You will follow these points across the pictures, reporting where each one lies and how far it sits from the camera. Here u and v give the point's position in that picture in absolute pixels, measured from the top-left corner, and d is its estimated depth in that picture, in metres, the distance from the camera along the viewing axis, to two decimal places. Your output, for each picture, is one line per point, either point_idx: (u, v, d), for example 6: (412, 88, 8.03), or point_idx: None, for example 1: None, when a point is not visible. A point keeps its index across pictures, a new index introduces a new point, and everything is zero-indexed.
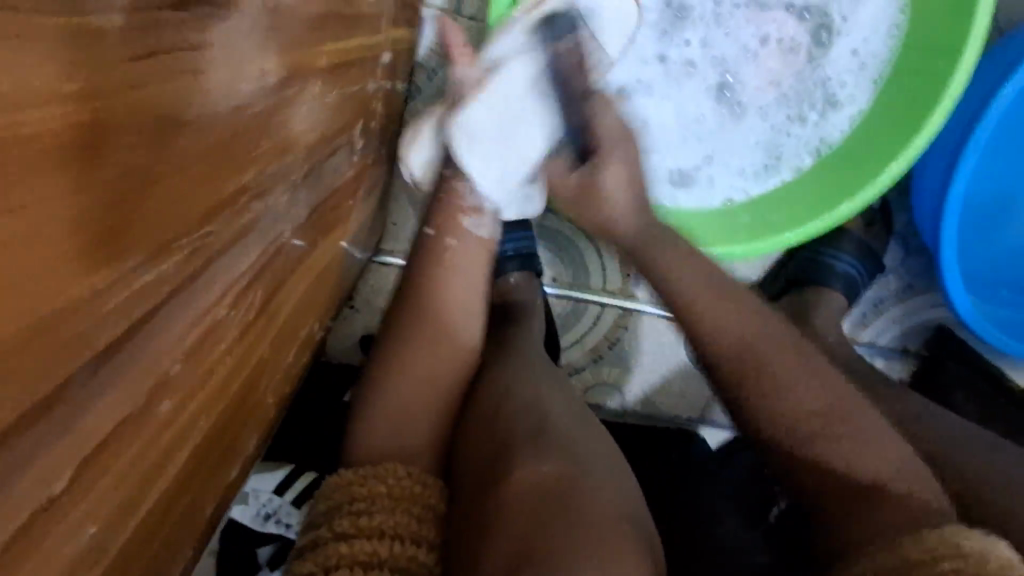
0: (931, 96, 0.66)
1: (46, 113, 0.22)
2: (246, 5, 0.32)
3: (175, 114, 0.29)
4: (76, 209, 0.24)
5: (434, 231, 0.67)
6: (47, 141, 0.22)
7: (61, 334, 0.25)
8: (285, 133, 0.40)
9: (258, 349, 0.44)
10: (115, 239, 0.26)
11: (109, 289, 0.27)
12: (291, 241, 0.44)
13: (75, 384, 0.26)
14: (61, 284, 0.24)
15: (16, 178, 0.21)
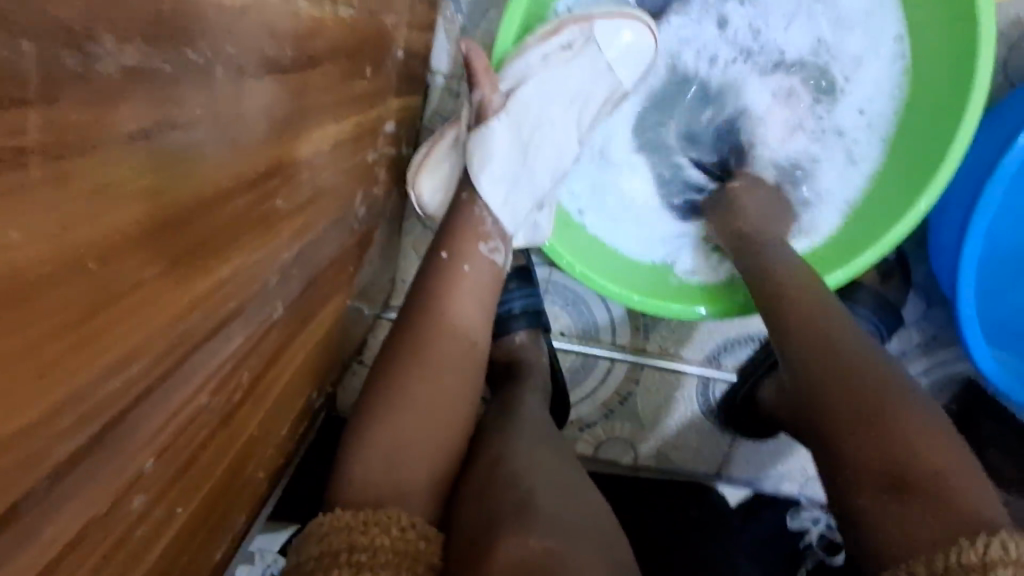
0: (933, 167, 0.68)
1: (33, 237, 0.21)
2: (267, 107, 0.34)
3: (180, 211, 0.28)
4: (55, 320, 0.23)
5: (448, 254, 0.63)
6: (29, 258, 0.21)
7: (16, 450, 0.23)
8: (280, 217, 0.41)
9: (255, 428, 0.46)
10: (86, 345, 0.25)
11: (68, 400, 0.25)
12: (282, 318, 0.46)
13: (24, 503, 0.25)
14: (21, 398, 0.22)
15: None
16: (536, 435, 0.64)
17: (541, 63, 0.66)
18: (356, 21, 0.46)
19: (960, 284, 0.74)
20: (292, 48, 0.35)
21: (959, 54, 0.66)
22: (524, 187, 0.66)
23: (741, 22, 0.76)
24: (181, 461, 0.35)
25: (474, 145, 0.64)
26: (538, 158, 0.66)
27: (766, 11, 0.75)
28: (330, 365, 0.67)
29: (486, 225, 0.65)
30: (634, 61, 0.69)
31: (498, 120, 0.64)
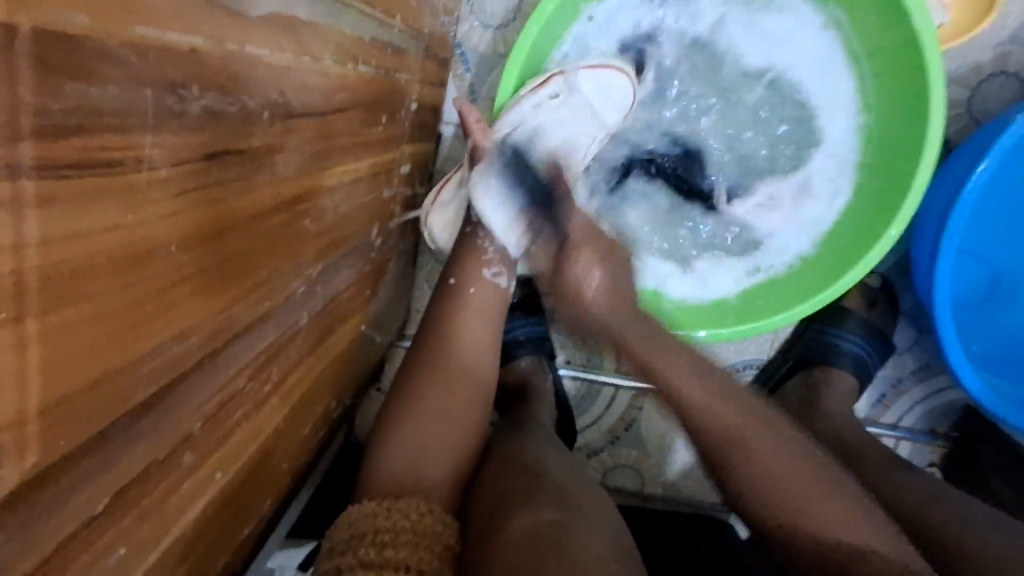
0: (897, 194, 0.74)
1: (162, 211, 0.28)
2: (302, 136, 0.42)
3: (242, 211, 0.36)
4: (167, 280, 0.30)
5: (456, 280, 0.73)
6: (160, 227, 0.28)
7: (131, 381, 0.29)
8: (307, 235, 0.49)
9: (280, 422, 0.53)
10: (180, 303, 0.32)
11: (166, 346, 0.31)
12: (306, 326, 0.54)
13: (121, 429, 0.30)
14: (140, 338, 0.29)
15: (134, 253, 0.26)
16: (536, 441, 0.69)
17: (533, 110, 0.73)
18: (375, 75, 0.56)
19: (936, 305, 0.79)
20: (321, 97, 0.44)
21: (915, 89, 0.72)
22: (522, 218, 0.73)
23: (709, 71, 0.84)
24: (226, 431, 0.42)
25: (478, 182, 0.71)
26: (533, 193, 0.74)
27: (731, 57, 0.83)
28: (347, 381, 0.73)
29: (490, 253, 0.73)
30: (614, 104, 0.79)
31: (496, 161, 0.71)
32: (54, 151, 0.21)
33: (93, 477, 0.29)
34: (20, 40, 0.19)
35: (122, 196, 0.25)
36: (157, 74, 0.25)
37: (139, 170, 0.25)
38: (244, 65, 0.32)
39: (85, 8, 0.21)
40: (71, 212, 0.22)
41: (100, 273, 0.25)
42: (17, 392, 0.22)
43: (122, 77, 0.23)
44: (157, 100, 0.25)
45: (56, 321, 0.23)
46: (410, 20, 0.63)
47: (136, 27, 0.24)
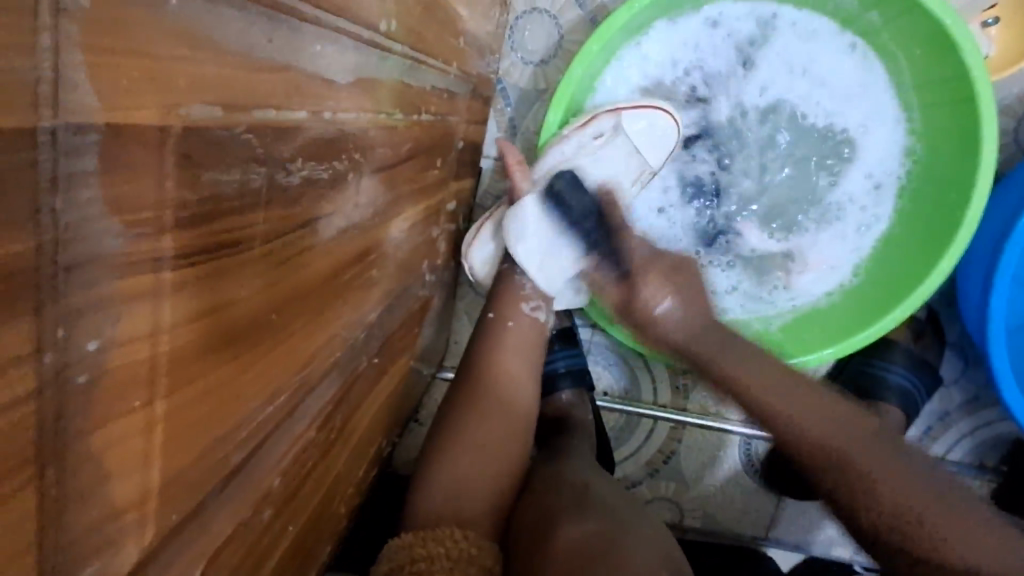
0: (950, 227, 0.73)
1: (267, 279, 0.28)
2: (374, 187, 0.43)
3: (326, 267, 0.36)
4: (267, 343, 0.30)
5: (494, 314, 0.73)
6: (264, 294, 0.29)
7: (234, 442, 0.30)
8: (373, 281, 0.49)
9: (341, 466, 0.53)
10: (274, 363, 0.32)
11: (260, 405, 0.32)
12: (365, 370, 0.54)
13: (217, 491, 0.31)
14: (244, 400, 0.30)
15: (245, 319, 0.27)
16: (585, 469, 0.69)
17: (578, 150, 0.74)
18: (432, 123, 0.56)
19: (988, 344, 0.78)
20: (391, 148, 0.45)
21: (965, 122, 0.71)
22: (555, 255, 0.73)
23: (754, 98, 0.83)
24: (298, 480, 0.42)
25: (512, 218, 0.72)
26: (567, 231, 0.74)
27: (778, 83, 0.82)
28: (395, 418, 0.74)
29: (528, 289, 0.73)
30: (656, 145, 0.78)
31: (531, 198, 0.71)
32: (190, 240, 0.22)
33: (193, 541, 0.29)
34: (169, 137, 0.20)
35: (235, 273, 0.25)
36: (271, 151, 0.26)
37: (251, 246, 0.26)
38: (334, 130, 0.33)
39: (219, 99, 0.22)
40: (198, 294, 0.23)
41: (216, 349, 0.25)
42: (143, 472, 0.23)
43: (244, 159, 0.24)
44: (269, 178, 0.26)
45: (178, 401, 0.24)
46: (462, 64, 0.64)
47: (256, 110, 0.24)
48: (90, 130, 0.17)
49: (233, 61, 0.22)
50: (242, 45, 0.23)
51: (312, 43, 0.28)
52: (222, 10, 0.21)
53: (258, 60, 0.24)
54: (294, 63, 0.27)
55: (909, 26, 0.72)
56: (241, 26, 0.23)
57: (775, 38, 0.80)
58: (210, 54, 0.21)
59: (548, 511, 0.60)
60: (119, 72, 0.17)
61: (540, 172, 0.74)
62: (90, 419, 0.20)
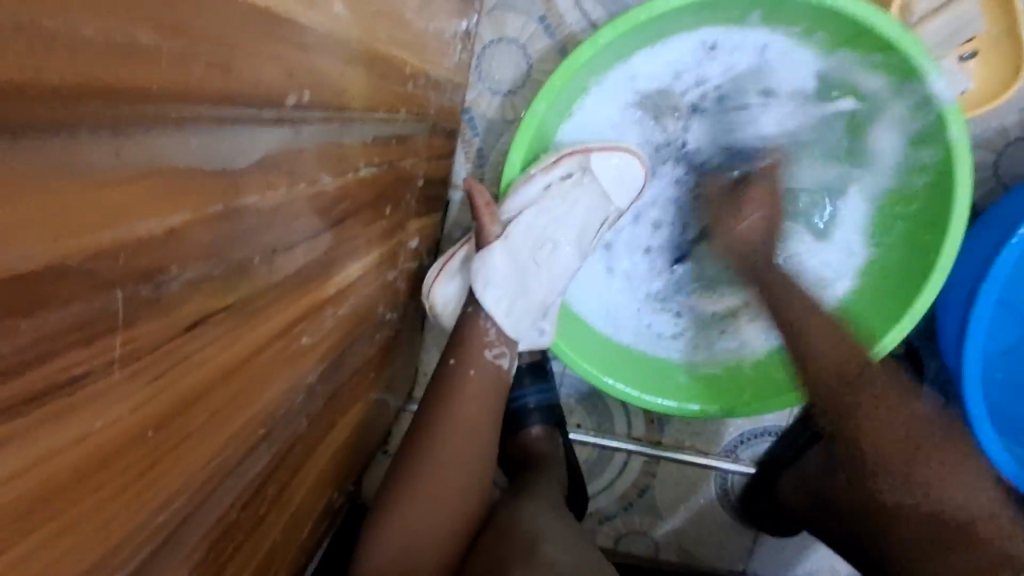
0: (925, 273, 0.72)
1: (140, 395, 0.26)
2: (301, 254, 0.41)
3: (234, 354, 0.34)
4: (150, 455, 0.28)
5: (454, 359, 0.69)
6: (138, 410, 0.26)
7: (108, 566, 0.28)
8: (307, 343, 0.47)
9: (278, 534, 0.51)
10: (162, 471, 0.30)
11: (148, 516, 0.30)
12: (305, 431, 0.52)
13: None
14: (119, 522, 0.27)
15: (108, 445, 0.25)
16: (549, 513, 0.66)
17: (543, 191, 0.72)
18: (378, 174, 0.54)
19: (965, 387, 0.75)
20: (320, 214, 0.42)
21: (940, 167, 0.70)
22: (522, 302, 0.70)
23: (724, 133, 0.80)
24: (214, 566, 0.40)
25: (479, 265, 0.69)
26: (535, 277, 0.71)
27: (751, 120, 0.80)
28: (350, 465, 0.71)
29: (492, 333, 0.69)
30: (625, 187, 0.76)
31: (498, 245, 0.69)
32: (7, 394, 0.19)
33: None
34: None
35: (88, 407, 0.23)
36: (133, 268, 0.24)
37: (109, 373, 0.24)
38: (232, 218, 0.31)
39: (46, 238, 0.20)
40: (31, 446, 0.21)
41: (66, 489, 0.23)
42: None
43: (90, 288, 0.22)
44: (130, 297, 0.24)
45: (12, 557, 0.21)
46: (416, 107, 0.62)
47: (109, 232, 0.22)
48: None
49: (67, 189, 0.20)
50: (79, 171, 0.21)
51: (194, 139, 0.26)
52: (47, 140, 0.19)
53: (111, 177, 0.22)
54: (168, 166, 0.25)
55: (882, 66, 0.70)
56: (81, 148, 0.20)
57: (757, 73, 0.78)
58: (28, 191, 0.19)
59: (502, 556, 0.58)
60: None
61: (505, 214, 0.72)
62: None
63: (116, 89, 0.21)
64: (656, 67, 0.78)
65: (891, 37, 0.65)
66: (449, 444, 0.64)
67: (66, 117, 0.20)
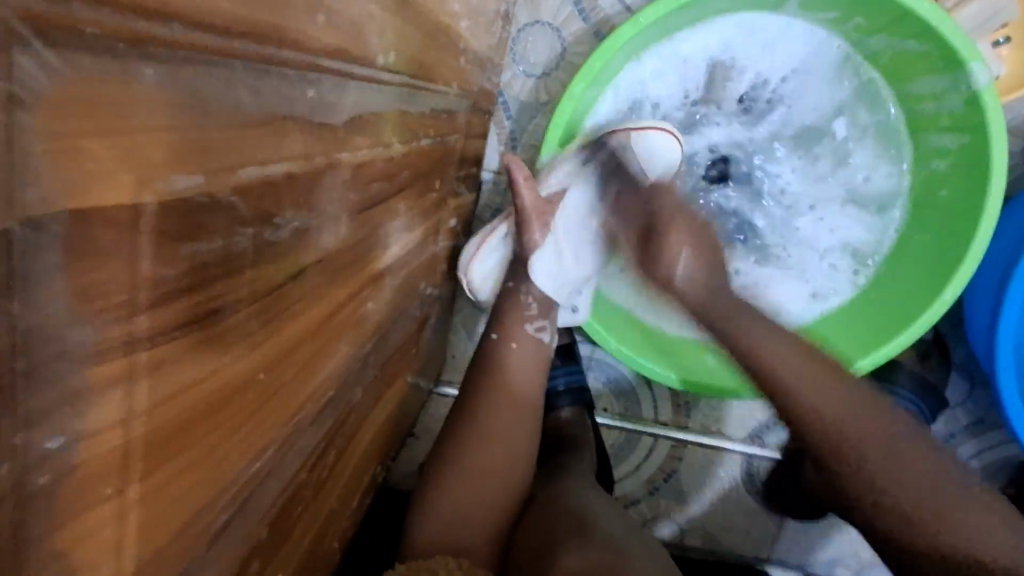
0: (952, 256, 0.71)
1: (257, 335, 0.27)
2: (372, 217, 0.41)
3: (320, 309, 0.35)
4: (259, 397, 0.29)
5: (494, 334, 0.69)
6: (254, 351, 0.27)
7: (221, 503, 0.28)
8: (367, 310, 0.47)
9: (335, 502, 0.51)
10: (266, 415, 0.31)
11: (251, 460, 0.30)
12: (360, 399, 0.53)
13: (201, 558, 0.29)
14: (233, 461, 0.28)
15: (230, 381, 0.26)
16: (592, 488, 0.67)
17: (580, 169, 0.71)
18: (432, 147, 0.55)
19: (999, 387, 0.76)
20: (387, 179, 0.43)
21: (974, 155, 0.69)
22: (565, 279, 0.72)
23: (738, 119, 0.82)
24: (287, 525, 0.40)
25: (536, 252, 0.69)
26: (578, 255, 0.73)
27: (762, 107, 0.81)
28: (391, 441, 0.72)
29: (529, 309, 0.69)
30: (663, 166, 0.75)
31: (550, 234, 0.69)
32: (166, 318, 0.20)
33: None
34: (144, 218, 0.18)
35: (218, 341, 0.24)
36: (259, 210, 0.25)
37: (235, 312, 0.24)
38: (330, 172, 0.31)
39: (203, 168, 0.21)
40: (179, 373, 0.22)
41: (197, 422, 0.24)
42: (116, 561, 0.21)
43: (230, 223, 0.23)
44: (256, 237, 0.25)
45: (158, 480, 0.22)
46: (463, 84, 0.63)
47: (240, 171, 0.23)
48: (57, 221, 0.16)
49: (212, 122, 0.21)
50: (231, 112, 0.22)
51: (306, 88, 0.27)
52: (204, 71, 0.20)
53: (244, 117, 0.23)
54: (283, 114, 0.25)
55: (919, 54, 0.70)
56: (229, 80, 0.21)
57: (783, 66, 0.79)
58: (192, 122, 0.20)
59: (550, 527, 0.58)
60: (87, 156, 0.16)
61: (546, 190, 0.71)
62: (57, 516, 0.18)
63: (260, 30, 0.22)
64: (684, 52, 0.78)
65: (930, 22, 0.65)
66: (493, 417, 0.65)
67: (223, 54, 0.21)
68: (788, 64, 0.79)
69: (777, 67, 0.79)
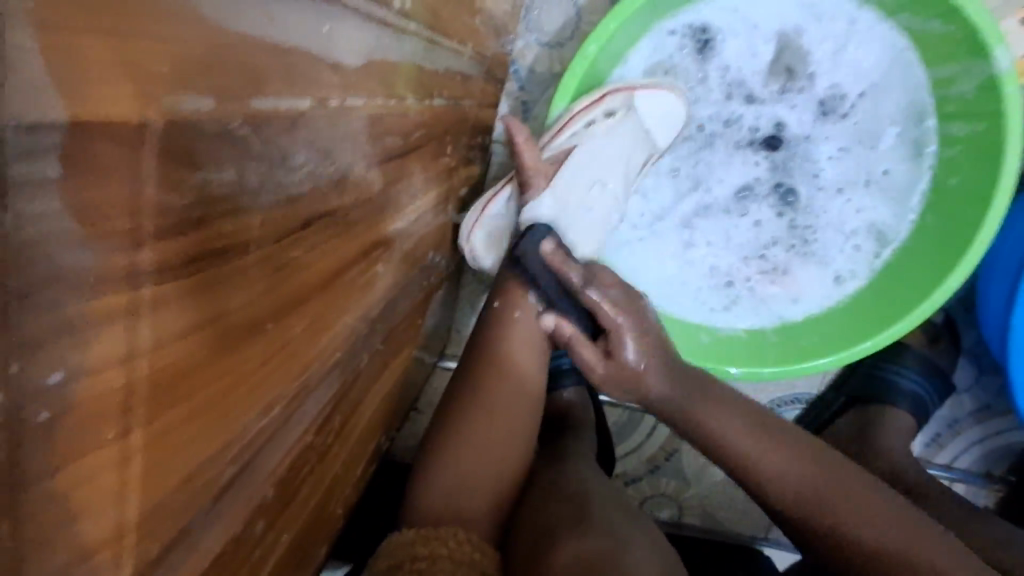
0: (964, 238, 0.66)
1: (264, 284, 0.26)
2: (385, 174, 0.40)
3: (332, 265, 0.33)
4: (267, 351, 0.28)
5: (501, 305, 0.68)
6: (259, 301, 0.26)
7: (227, 454, 0.28)
8: (377, 270, 0.46)
9: (339, 469, 0.50)
10: (273, 368, 0.29)
11: (258, 414, 0.30)
12: (367, 364, 0.52)
13: (202, 515, 0.27)
14: (241, 410, 0.27)
15: (239, 326, 0.25)
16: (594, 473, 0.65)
17: (584, 130, 0.68)
18: (445, 108, 0.53)
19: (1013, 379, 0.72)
20: (401, 133, 0.41)
21: (989, 143, 0.64)
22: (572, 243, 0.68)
23: (778, 89, 0.76)
24: (293, 487, 0.39)
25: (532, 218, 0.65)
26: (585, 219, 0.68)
27: (808, 79, 0.75)
28: (395, 411, 0.71)
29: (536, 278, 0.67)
30: (666, 125, 0.73)
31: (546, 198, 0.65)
32: (174, 251, 0.19)
33: (186, 555, 0.26)
34: (149, 136, 0.17)
35: (227, 283, 0.23)
36: (270, 146, 0.23)
37: (244, 254, 0.23)
38: (344, 118, 0.30)
39: (211, 91, 0.20)
40: (186, 311, 0.21)
41: (203, 368, 0.23)
42: (118, 507, 0.20)
43: (240, 158, 0.22)
44: (268, 176, 0.24)
45: (163, 426, 0.21)
46: (478, 45, 0.61)
47: (251, 99, 0.22)
48: (51, 125, 0.15)
49: (221, 43, 0.20)
50: (240, 32, 0.21)
51: (321, 24, 0.26)
52: None
53: (255, 43, 0.21)
54: (296, 44, 0.24)
55: (942, 35, 0.65)
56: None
57: (860, 76, 0.74)
58: (200, 38, 0.19)
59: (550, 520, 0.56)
60: (84, 57, 0.15)
61: (546, 155, 0.68)
62: (55, 455, 0.17)
63: None
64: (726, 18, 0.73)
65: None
66: (500, 390, 0.64)
67: None
68: (868, 75, 0.74)
69: (852, 72, 0.74)
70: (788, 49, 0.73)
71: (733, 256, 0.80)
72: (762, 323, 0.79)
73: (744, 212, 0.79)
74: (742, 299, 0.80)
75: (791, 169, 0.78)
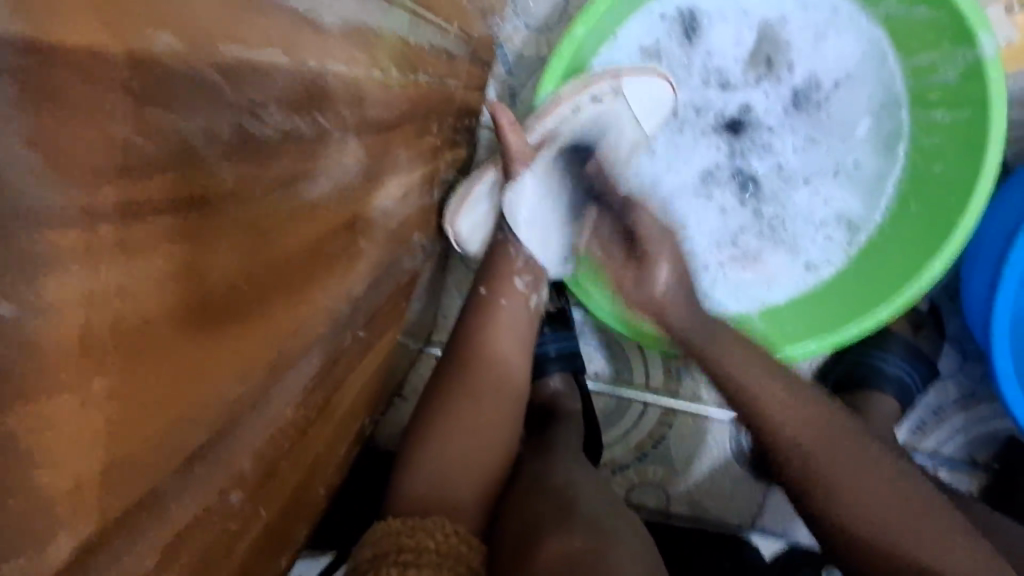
0: (946, 225, 0.67)
1: (240, 242, 0.26)
2: (367, 145, 0.39)
3: (312, 232, 0.33)
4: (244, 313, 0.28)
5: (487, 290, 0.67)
6: (234, 259, 0.26)
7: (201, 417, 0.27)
8: (360, 245, 0.46)
9: (321, 448, 0.50)
10: (252, 333, 0.29)
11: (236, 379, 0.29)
12: (350, 342, 0.51)
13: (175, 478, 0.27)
14: (217, 373, 0.27)
15: (212, 283, 0.24)
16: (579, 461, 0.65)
17: (571, 115, 0.68)
18: (430, 86, 0.53)
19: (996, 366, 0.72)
20: (384, 106, 0.41)
21: (969, 130, 0.65)
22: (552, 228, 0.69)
23: (757, 77, 0.76)
24: (272, 462, 0.39)
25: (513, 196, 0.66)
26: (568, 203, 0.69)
27: (786, 68, 0.75)
28: (380, 395, 0.71)
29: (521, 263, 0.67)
30: (654, 114, 0.73)
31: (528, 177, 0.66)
32: (135, 194, 0.19)
33: (156, 516, 0.26)
34: (104, 72, 0.17)
35: (197, 236, 0.23)
36: (242, 96, 0.23)
37: (216, 207, 0.23)
38: (323, 79, 0.30)
39: (177, 30, 0.19)
40: (151, 259, 0.21)
41: (170, 322, 0.23)
42: (79, 454, 0.20)
43: (208, 106, 0.21)
44: (240, 129, 0.23)
45: (126, 377, 0.21)
46: (463, 24, 0.60)
47: (222, 43, 0.21)
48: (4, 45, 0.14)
49: None
50: None
51: None
52: None
53: None
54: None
55: (926, 21, 0.65)
56: None
57: (837, 65, 0.74)
58: None
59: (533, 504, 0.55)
60: None
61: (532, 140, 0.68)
62: None
63: None
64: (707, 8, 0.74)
65: None
66: (485, 372, 0.64)
67: None
68: (842, 66, 0.74)
69: (828, 62, 0.74)
70: (768, 40, 0.74)
71: (705, 243, 0.80)
72: (741, 310, 0.79)
73: (713, 199, 0.80)
74: (715, 286, 0.80)
75: (763, 157, 0.78)
